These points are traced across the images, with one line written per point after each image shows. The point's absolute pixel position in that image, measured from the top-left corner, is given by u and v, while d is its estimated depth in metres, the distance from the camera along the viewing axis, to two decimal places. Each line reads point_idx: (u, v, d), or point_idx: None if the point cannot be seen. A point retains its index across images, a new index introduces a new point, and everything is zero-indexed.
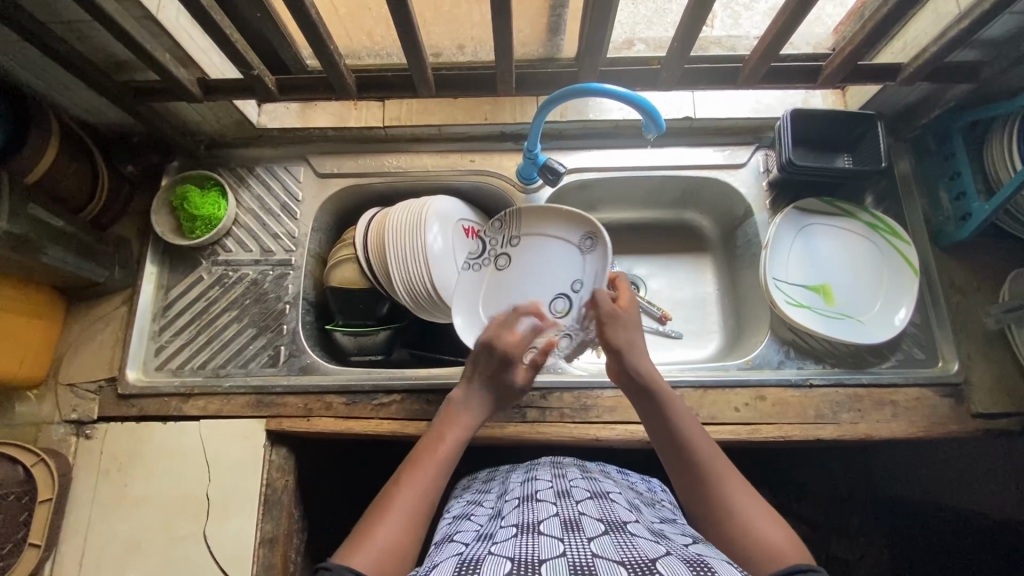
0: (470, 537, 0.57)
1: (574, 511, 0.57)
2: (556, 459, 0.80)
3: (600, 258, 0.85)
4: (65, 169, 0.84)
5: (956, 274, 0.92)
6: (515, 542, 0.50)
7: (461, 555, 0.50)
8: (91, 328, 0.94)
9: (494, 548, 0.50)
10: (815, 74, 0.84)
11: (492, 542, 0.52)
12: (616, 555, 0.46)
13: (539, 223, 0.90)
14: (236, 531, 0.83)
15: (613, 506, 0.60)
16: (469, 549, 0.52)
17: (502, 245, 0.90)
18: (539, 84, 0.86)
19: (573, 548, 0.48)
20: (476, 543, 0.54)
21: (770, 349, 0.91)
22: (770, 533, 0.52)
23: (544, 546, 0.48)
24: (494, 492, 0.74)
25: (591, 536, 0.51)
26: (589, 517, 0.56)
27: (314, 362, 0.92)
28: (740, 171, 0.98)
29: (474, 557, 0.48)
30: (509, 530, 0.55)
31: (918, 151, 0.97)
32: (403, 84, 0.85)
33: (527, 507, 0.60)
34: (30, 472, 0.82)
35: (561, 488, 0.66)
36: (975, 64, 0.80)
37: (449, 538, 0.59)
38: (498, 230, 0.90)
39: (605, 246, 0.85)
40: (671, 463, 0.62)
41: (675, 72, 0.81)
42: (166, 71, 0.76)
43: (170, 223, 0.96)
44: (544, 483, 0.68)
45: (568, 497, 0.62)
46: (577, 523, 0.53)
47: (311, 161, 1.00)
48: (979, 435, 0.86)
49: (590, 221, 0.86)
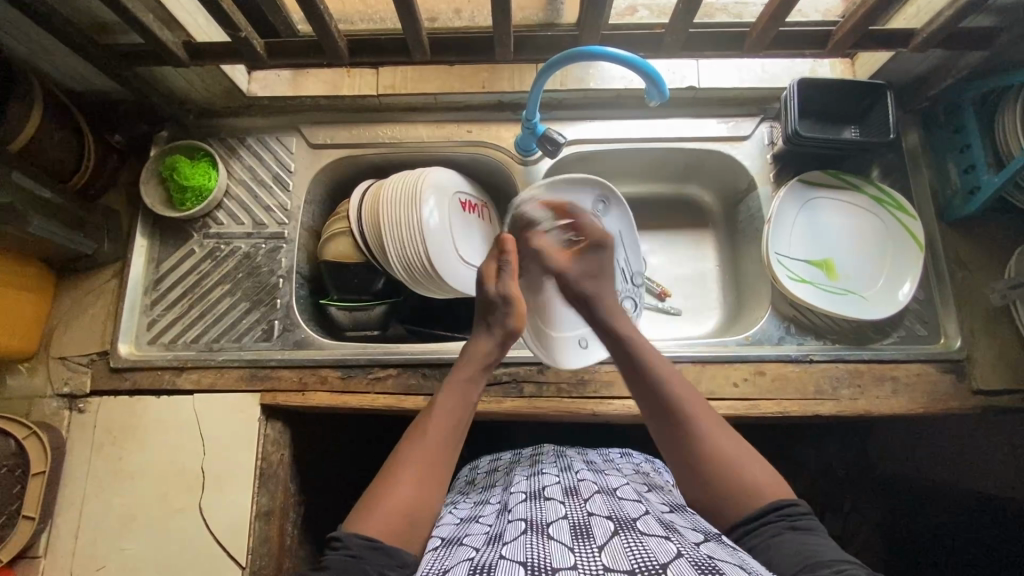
0: (480, 542, 0.56)
1: (582, 512, 0.57)
2: (559, 450, 0.80)
3: (622, 214, 0.90)
4: (51, 138, 0.82)
5: (962, 250, 0.91)
6: (524, 545, 0.50)
7: (472, 561, 0.50)
8: (83, 302, 0.93)
9: (506, 553, 0.50)
10: (825, 40, 0.81)
11: (502, 545, 0.52)
12: (628, 565, 0.45)
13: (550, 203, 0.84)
14: (232, 503, 0.83)
15: (621, 502, 0.59)
16: (479, 554, 0.51)
17: None
18: (538, 49, 0.83)
19: (584, 559, 0.47)
20: (485, 548, 0.53)
21: (770, 325, 0.90)
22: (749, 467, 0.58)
23: (556, 554, 0.48)
24: (500, 488, 0.73)
25: (601, 543, 0.50)
26: (598, 517, 0.55)
27: (308, 336, 0.91)
28: (745, 144, 0.96)
29: (485, 565, 0.48)
30: (519, 529, 0.55)
31: (928, 123, 0.94)
32: (397, 49, 0.82)
33: (536, 505, 0.60)
34: (21, 445, 0.81)
35: (569, 484, 0.65)
36: (992, 28, 0.77)
37: (457, 539, 0.58)
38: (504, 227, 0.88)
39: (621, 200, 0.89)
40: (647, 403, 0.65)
41: (679, 37, 0.78)
42: (151, 34, 0.72)
43: (159, 195, 0.94)
44: (551, 479, 0.68)
45: (575, 495, 0.62)
46: (586, 528, 0.53)
47: (303, 131, 0.97)
48: (980, 411, 0.85)
49: (601, 185, 0.87)
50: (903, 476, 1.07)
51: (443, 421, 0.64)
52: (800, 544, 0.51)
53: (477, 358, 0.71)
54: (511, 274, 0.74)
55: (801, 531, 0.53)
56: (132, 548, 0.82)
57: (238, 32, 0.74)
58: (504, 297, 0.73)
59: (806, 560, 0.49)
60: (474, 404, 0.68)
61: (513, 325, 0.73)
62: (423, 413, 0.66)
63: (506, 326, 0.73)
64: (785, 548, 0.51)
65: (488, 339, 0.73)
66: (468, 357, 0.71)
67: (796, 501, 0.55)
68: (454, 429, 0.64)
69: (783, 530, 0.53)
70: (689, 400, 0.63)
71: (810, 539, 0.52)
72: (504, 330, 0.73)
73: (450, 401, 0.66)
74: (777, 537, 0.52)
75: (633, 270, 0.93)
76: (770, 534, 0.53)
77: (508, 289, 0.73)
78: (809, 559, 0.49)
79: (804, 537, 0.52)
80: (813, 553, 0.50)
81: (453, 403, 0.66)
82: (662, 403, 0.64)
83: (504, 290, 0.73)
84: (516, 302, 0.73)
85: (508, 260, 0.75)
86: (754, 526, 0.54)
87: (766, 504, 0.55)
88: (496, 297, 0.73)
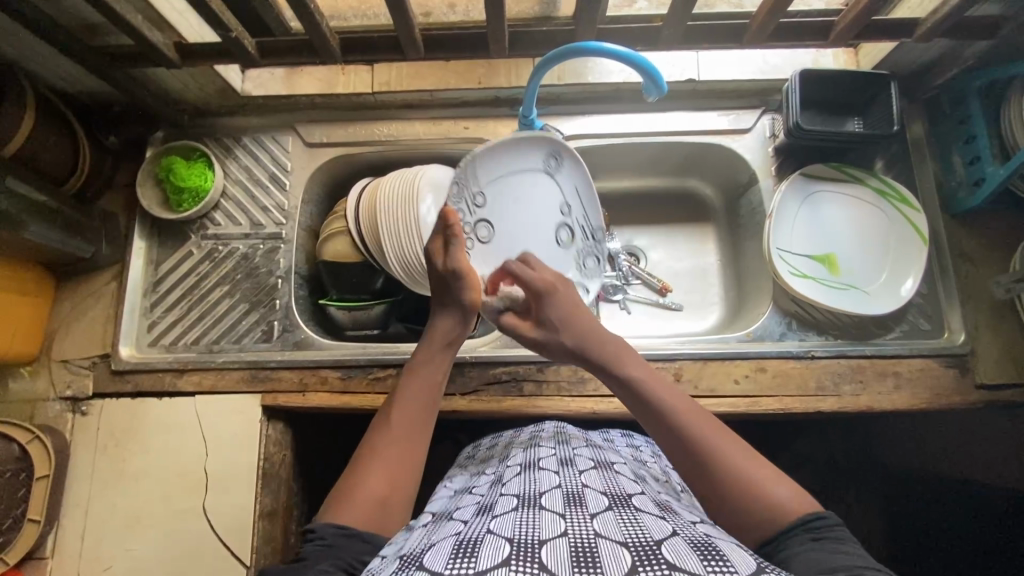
0: (470, 514, 0.56)
1: (577, 482, 0.57)
2: (560, 426, 0.79)
3: (574, 169, 0.82)
4: (45, 141, 0.81)
5: (967, 242, 0.89)
6: (515, 519, 0.50)
7: (459, 536, 0.49)
8: (82, 305, 0.93)
9: (494, 527, 0.49)
10: (826, 31, 0.79)
11: (492, 516, 0.52)
12: (620, 535, 0.46)
13: (496, 167, 0.75)
14: (235, 503, 0.84)
15: (617, 478, 0.60)
16: (467, 529, 0.51)
17: (469, 211, 0.74)
18: (534, 44, 0.81)
19: (575, 526, 0.47)
20: (474, 521, 0.53)
21: (771, 321, 0.89)
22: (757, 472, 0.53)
23: (546, 525, 0.48)
24: (496, 459, 0.75)
25: (593, 512, 0.50)
26: (592, 490, 0.55)
27: (307, 337, 0.91)
28: (746, 136, 0.94)
29: (472, 540, 0.47)
30: (510, 502, 0.54)
31: (932, 113, 0.92)
32: (390, 46, 0.81)
33: (529, 476, 0.61)
34: (25, 449, 0.81)
35: (565, 456, 0.66)
36: (999, 16, 0.75)
37: (448, 515, 0.59)
38: (458, 195, 0.73)
39: (572, 155, 0.82)
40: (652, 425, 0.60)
41: (677, 30, 0.76)
42: (139, 34, 0.71)
43: (157, 197, 0.94)
44: (547, 450, 0.69)
45: (571, 465, 0.63)
46: (580, 498, 0.53)
47: (299, 129, 0.96)
48: (982, 406, 0.84)
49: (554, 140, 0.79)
50: (906, 468, 1.07)
51: (407, 409, 0.63)
52: (823, 553, 0.46)
53: (438, 339, 0.69)
54: (458, 247, 0.68)
55: (824, 542, 0.48)
56: (138, 549, 0.83)
57: (227, 31, 0.73)
58: (452, 270, 0.68)
59: (824, 565, 0.45)
60: (439, 387, 0.66)
61: (468, 299, 0.70)
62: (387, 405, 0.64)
63: (462, 300, 0.70)
64: (807, 558, 0.46)
65: (448, 318, 0.70)
66: (429, 339, 0.69)
67: (824, 513, 0.50)
68: (423, 409, 0.64)
69: (807, 540, 0.48)
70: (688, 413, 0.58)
71: (839, 550, 0.47)
72: (464, 307, 0.70)
73: (413, 385, 0.65)
74: (799, 548, 0.48)
75: (592, 225, 0.89)
76: (790, 548, 0.48)
77: (458, 263, 0.68)
78: (828, 564, 0.45)
79: (831, 548, 0.47)
80: (838, 561, 0.45)
81: (418, 387, 0.65)
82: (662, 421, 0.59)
83: (456, 264, 0.68)
84: (469, 276, 0.69)
85: (455, 233, 0.68)
86: (777, 541, 0.50)
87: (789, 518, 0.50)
88: (446, 273, 0.69)
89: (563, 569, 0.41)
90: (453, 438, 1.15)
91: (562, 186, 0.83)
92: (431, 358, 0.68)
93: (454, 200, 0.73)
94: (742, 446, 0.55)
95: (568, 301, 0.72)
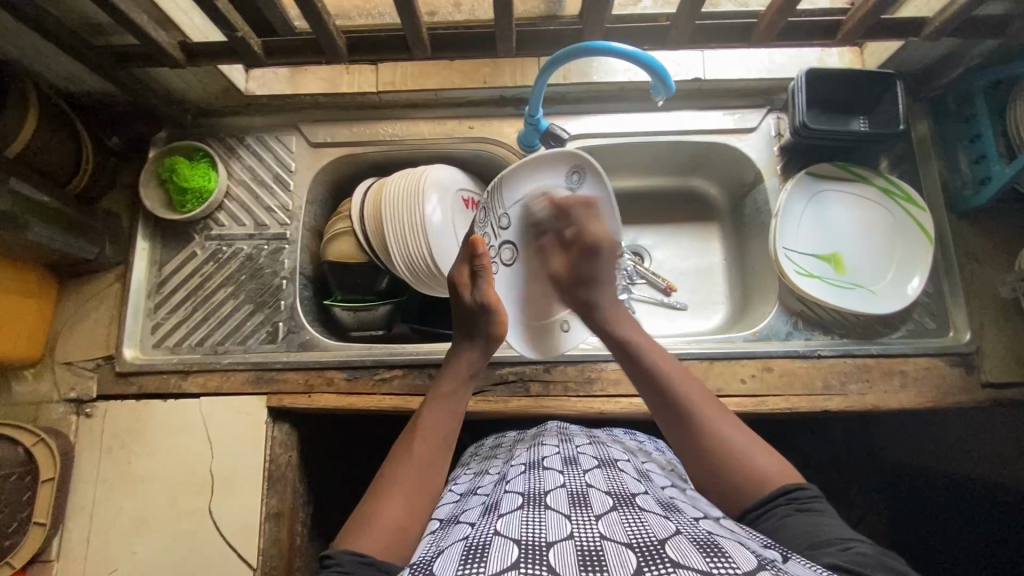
0: (476, 515, 0.56)
1: (581, 482, 0.57)
2: (562, 425, 0.79)
3: (597, 184, 0.75)
4: (49, 143, 0.80)
5: (973, 241, 0.89)
6: (522, 519, 0.49)
7: (467, 539, 0.49)
8: (86, 307, 0.92)
9: (501, 528, 0.49)
10: (833, 30, 0.78)
11: (498, 517, 0.52)
12: (625, 537, 0.45)
13: (517, 187, 0.73)
14: (242, 505, 0.84)
15: (621, 477, 0.60)
16: (474, 531, 0.50)
17: (494, 234, 0.74)
18: (541, 43, 0.80)
19: (581, 528, 0.47)
20: (481, 522, 0.53)
21: (778, 320, 0.89)
22: (761, 457, 0.57)
23: (552, 526, 0.48)
24: (501, 458, 0.75)
25: (598, 513, 0.50)
26: (597, 490, 0.55)
27: (313, 338, 0.91)
28: (751, 136, 0.94)
29: (480, 543, 0.46)
30: (515, 502, 0.54)
31: (937, 112, 0.92)
32: (396, 46, 0.80)
33: (534, 475, 0.61)
34: (30, 452, 0.81)
35: (569, 455, 0.66)
36: (1007, 15, 0.75)
37: (455, 518, 0.58)
38: (485, 217, 0.74)
39: (594, 168, 0.74)
40: (664, 411, 0.64)
41: (686, 29, 0.76)
42: (144, 34, 0.71)
43: (159, 197, 0.93)
44: (551, 449, 0.68)
45: (575, 465, 0.63)
46: (584, 498, 0.53)
47: (303, 130, 0.96)
48: (988, 404, 0.85)
49: (576, 155, 0.74)
50: (908, 466, 1.07)
51: (426, 439, 0.63)
52: (810, 524, 0.50)
53: (463, 372, 0.70)
54: (485, 279, 0.70)
55: (809, 513, 0.51)
56: (143, 551, 0.82)
57: (233, 31, 0.72)
58: (481, 304, 0.70)
59: (812, 538, 0.48)
60: (459, 421, 0.67)
61: (496, 332, 0.71)
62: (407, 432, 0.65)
63: (489, 332, 0.71)
64: (793, 529, 0.50)
65: (472, 352, 0.72)
66: (453, 371, 0.71)
67: (805, 484, 0.54)
68: (444, 440, 0.64)
69: (791, 512, 0.52)
70: (694, 395, 0.63)
71: (819, 520, 0.50)
72: (489, 339, 0.72)
73: (433, 417, 0.66)
74: (784, 519, 0.51)
75: None
76: (779, 519, 0.52)
77: (487, 297, 0.70)
78: (815, 538, 0.48)
79: (814, 519, 0.50)
80: (822, 533, 0.49)
81: (439, 417, 0.66)
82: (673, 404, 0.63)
83: (481, 297, 0.70)
84: (498, 309, 0.70)
85: (483, 265, 0.70)
86: (763, 510, 0.53)
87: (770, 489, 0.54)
88: (475, 306, 0.70)
89: (570, 573, 0.41)
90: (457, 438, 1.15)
91: None
92: (456, 391, 0.69)
93: (481, 223, 0.74)
94: (727, 416, 0.61)
95: (605, 266, 0.75)
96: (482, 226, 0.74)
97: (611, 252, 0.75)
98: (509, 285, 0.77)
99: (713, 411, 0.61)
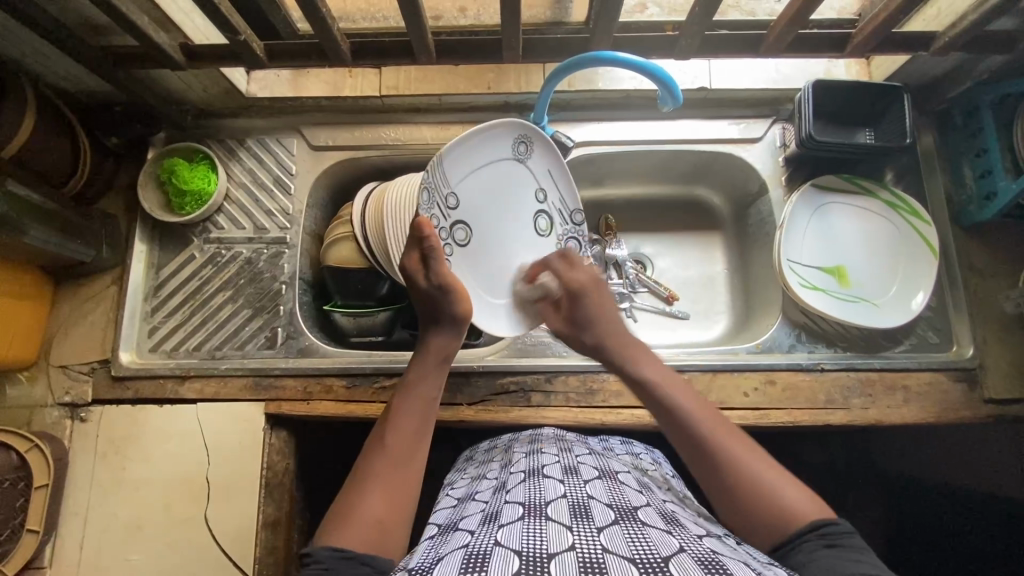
0: (476, 523, 0.55)
1: (582, 493, 0.57)
2: (559, 433, 0.78)
3: (543, 152, 0.82)
4: (45, 144, 0.79)
5: (975, 255, 0.89)
6: (522, 529, 0.48)
7: (467, 547, 0.48)
8: (82, 309, 0.91)
9: (501, 538, 0.48)
10: (843, 43, 0.78)
11: (498, 527, 0.51)
12: (628, 551, 0.45)
13: (465, 159, 0.73)
14: (236, 515, 0.82)
15: (622, 489, 0.59)
16: (474, 539, 0.49)
17: (444, 215, 0.72)
18: (548, 51, 0.79)
19: (583, 540, 0.46)
20: (481, 531, 0.51)
21: (781, 332, 0.89)
22: (792, 492, 0.53)
23: (554, 537, 0.47)
24: (498, 463, 0.74)
25: (600, 525, 0.49)
26: (597, 502, 0.55)
27: (312, 345, 0.90)
28: (756, 146, 0.94)
29: (480, 552, 0.45)
30: (517, 511, 0.53)
31: (943, 124, 0.92)
32: (400, 51, 0.79)
33: (534, 483, 0.60)
34: (24, 458, 0.80)
35: (569, 464, 0.65)
36: (1016, 32, 0.74)
37: (454, 525, 0.57)
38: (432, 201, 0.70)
39: (541, 138, 0.80)
40: (685, 448, 0.59)
41: (695, 39, 0.74)
42: (145, 36, 0.69)
43: (157, 199, 0.92)
44: (551, 457, 0.67)
45: (575, 474, 0.62)
46: (585, 509, 0.52)
47: (304, 133, 0.95)
48: (991, 420, 0.84)
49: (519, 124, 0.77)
50: (907, 477, 1.07)
51: (400, 430, 0.61)
52: (840, 560, 0.46)
53: (432, 358, 0.68)
54: (438, 261, 0.67)
55: (840, 548, 0.48)
56: (138, 559, 0.80)
57: (236, 34, 0.71)
58: (439, 286, 0.68)
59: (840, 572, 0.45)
60: (432, 407, 0.65)
61: (460, 312, 0.69)
62: (381, 424, 0.63)
63: (453, 313, 0.69)
64: (821, 562, 0.47)
65: (443, 336, 0.69)
66: (422, 359, 0.68)
67: (837, 520, 0.50)
68: (419, 430, 0.62)
69: (820, 546, 0.48)
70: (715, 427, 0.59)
71: (852, 557, 0.47)
72: (455, 321, 0.70)
73: (408, 408, 0.63)
74: (813, 552, 0.48)
75: (570, 208, 0.86)
76: (805, 552, 0.48)
77: (443, 277, 0.68)
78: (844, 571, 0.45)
79: (847, 555, 0.47)
80: (853, 567, 0.45)
81: (412, 406, 0.64)
82: (693, 438, 0.59)
83: (438, 278, 0.68)
84: (456, 288, 0.68)
85: (431, 248, 0.67)
86: (791, 545, 0.50)
87: (801, 524, 0.51)
88: (433, 290, 0.68)
89: None
90: (456, 444, 1.14)
91: (536, 172, 0.82)
92: (427, 375, 0.67)
93: (428, 206, 0.70)
94: (754, 449, 0.57)
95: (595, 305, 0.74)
96: (427, 209, 0.70)
97: (597, 294, 0.75)
98: (469, 263, 0.76)
99: (735, 444, 0.57)
